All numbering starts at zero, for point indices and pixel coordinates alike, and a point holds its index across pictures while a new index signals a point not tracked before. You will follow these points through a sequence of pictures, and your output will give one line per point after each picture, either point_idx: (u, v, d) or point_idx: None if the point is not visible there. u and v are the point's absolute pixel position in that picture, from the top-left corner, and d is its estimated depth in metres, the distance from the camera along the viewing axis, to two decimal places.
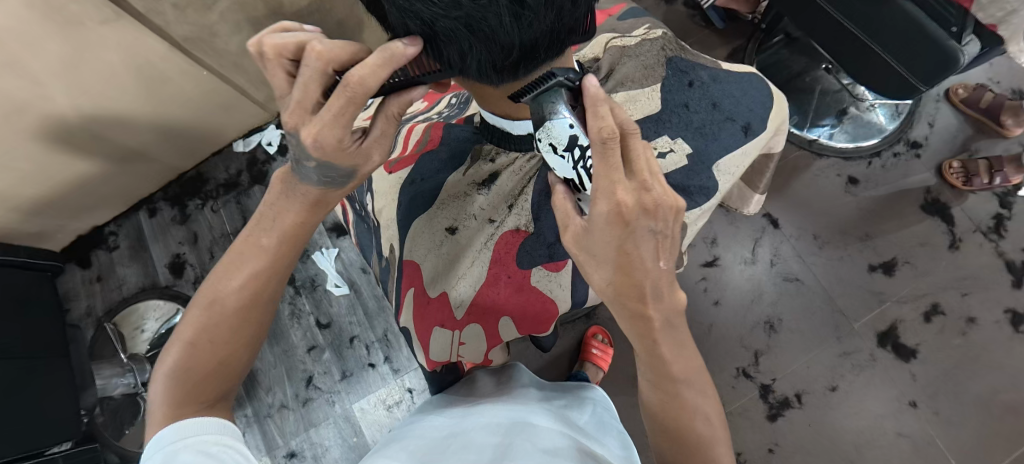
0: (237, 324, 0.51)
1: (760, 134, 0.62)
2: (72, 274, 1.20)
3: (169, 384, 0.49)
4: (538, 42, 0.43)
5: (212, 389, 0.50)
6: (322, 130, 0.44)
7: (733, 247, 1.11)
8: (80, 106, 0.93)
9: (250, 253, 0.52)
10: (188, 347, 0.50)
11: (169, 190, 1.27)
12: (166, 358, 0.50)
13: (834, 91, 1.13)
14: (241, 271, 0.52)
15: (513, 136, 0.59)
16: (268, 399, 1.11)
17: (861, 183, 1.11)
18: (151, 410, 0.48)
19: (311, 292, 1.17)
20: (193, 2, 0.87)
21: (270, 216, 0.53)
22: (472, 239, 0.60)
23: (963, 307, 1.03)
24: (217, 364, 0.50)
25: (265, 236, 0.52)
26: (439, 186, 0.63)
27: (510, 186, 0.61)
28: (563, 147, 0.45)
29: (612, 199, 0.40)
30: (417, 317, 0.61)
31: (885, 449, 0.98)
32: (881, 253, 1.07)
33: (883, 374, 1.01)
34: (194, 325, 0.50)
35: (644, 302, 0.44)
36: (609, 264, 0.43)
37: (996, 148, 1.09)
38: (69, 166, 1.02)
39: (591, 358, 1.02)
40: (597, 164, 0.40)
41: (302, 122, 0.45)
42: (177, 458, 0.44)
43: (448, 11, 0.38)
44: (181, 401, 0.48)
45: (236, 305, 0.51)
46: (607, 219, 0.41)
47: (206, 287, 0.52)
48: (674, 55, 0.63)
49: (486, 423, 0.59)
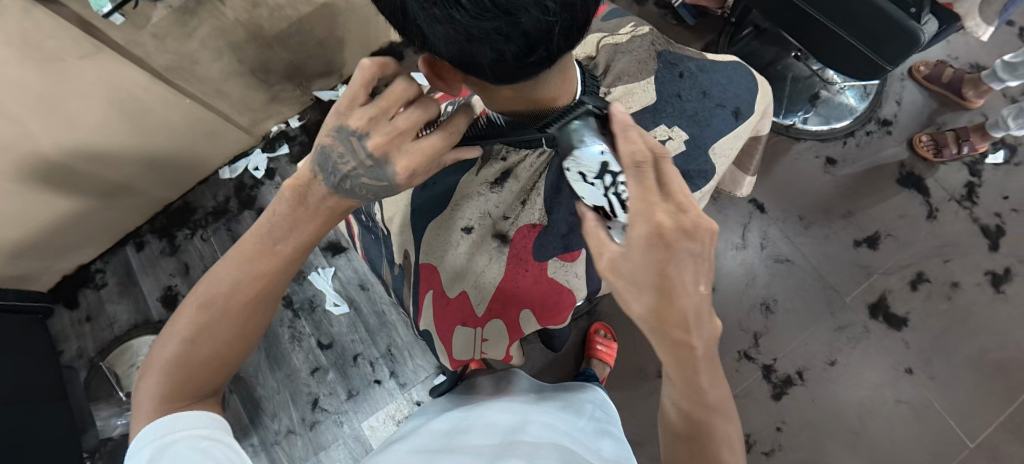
0: (239, 323, 0.51)
1: (749, 118, 0.65)
2: (61, 316, 1.17)
3: (162, 378, 0.48)
4: (558, 52, 0.43)
5: (204, 385, 0.50)
6: (416, 160, 0.50)
7: (723, 233, 1.13)
8: (62, 144, 0.91)
9: (264, 258, 0.52)
10: (188, 342, 0.50)
11: (156, 222, 1.25)
12: (159, 352, 0.50)
13: (805, 77, 1.17)
14: (249, 276, 0.51)
15: (523, 134, 0.57)
16: (274, 426, 1.10)
17: (839, 162, 1.16)
18: (139, 397, 0.48)
19: (310, 314, 1.16)
20: (172, 31, 0.88)
21: (284, 224, 0.52)
22: (491, 235, 0.62)
23: (946, 273, 1.07)
24: (216, 361, 0.51)
25: (283, 243, 0.52)
26: (452, 189, 0.63)
27: (523, 182, 0.61)
28: (593, 175, 0.52)
29: (651, 220, 0.43)
30: (438, 317, 0.64)
31: (888, 417, 1.01)
32: (864, 228, 1.11)
33: (878, 344, 1.05)
34: (192, 324, 0.50)
35: (688, 331, 0.43)
36: (650, 289, 0.43)
37: (960, 120, 1.15)
38: (51, 205, 1.00)
39: (596, 354, 1.04)
40: (636, 185, 0.45)
41: (395, 149, 0.50)
42: (170, 450, 0.44)
43: (483, 20, 0.37)
44: (171, 395, 0.48)
45: (241, 306, 0.51)
46: (647, 242, 0.43)
47: (208, 285, 0.51)
48: (664, 49, 0.65)
49: (476, 421, 0.60)
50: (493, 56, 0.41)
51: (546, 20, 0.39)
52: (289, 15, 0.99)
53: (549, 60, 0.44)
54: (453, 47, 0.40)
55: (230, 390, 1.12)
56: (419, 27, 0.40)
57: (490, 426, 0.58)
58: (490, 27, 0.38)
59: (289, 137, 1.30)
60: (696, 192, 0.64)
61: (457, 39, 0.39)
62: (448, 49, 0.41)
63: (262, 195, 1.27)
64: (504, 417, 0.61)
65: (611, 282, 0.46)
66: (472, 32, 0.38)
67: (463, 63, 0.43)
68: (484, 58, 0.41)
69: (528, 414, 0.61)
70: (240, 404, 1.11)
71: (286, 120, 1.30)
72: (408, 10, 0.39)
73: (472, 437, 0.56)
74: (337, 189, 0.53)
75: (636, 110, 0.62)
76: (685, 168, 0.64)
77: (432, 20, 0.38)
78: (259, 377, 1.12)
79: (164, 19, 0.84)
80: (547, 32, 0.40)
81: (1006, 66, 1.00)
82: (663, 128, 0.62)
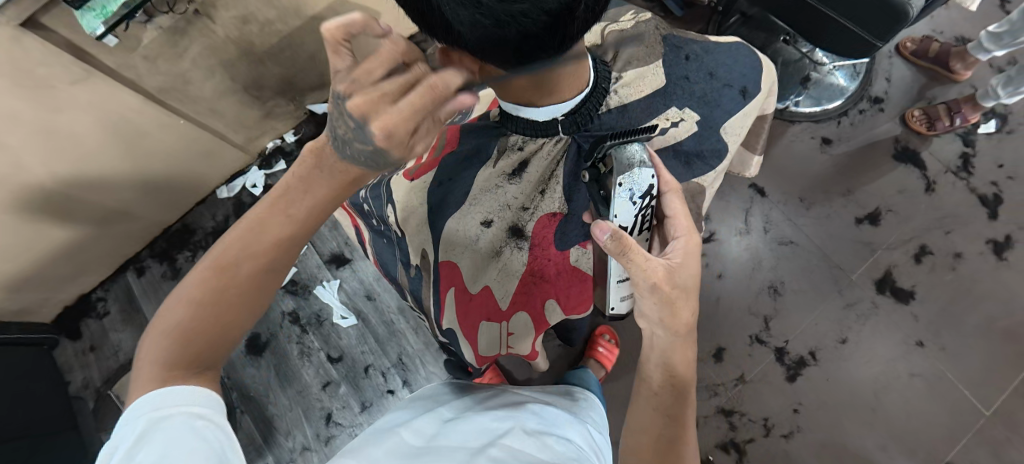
0: (247, 288, 0.49)
1: (756, 96, 0.65)
2: (65, 347, 1.16)
3: (166, 342, 0.47)
4: (574, 33, 0.43)
5: (204, 352, 0.48)
6: (397, 121, 0.44)
7: (726, 220, 1.14)
8: (58, 173, 0.91)
9: (277, 221, 0.50)
10: (194, 306, 0.48)
11: (155, 246, 1.23)
12: (165, 315, 0.48)
13: (795, 60, 1.17)
14: (261, 240, 0.50)
15: (533, 123, 0.60)
16: (288, 444, 1.08)
17: (834, 141, 1.17)
18: (141, 362, 0.47)
19: (318, 329, 1.15)
20: (164, 53, 0.87)
21: (298, 188, 0.51)
22: (513, 227, 0.62)
23: (948, 244, 1.08)
24: (220, 329, 0.48)
25: (295, 205, 0.51)
26: (469, 183, 0.63)
27: (540, 171, 0.61)
28: (639, 195, 0.54)
29: (691, 234, 0.55)
30: (461, 314, 0.65)
31: (902, 391, 1.02)
32: (864, 205, 1.12)
33: (887, 320, 1.06)
34: (200, 286, 0.48)
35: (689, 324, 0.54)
36: (692, 292, 0.54)
37: (950, 93, 1.17)
38: (48, 235, 0.99)
39: (596, 356, 1.03)
40: (682, 206, 0.55)
41: (373, 110, 0.44)
42: (164, 425, 0.42)
43: (511, 3, 0.37)
44: (174, 361, 0.46)
45: (251, 270, 0.49)
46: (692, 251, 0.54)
47: (220, 248, 0.50)
48: (668, 33, 0.66)
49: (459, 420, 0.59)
50: (518, 38, 0.41)
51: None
52: (279, 29, 0.98)
53: (567, 40, 0.44)
54: (477, 33, 0.40)
55: (240, 409, 1.11)
56: (440, 13, 0.40)
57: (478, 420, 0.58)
58: (517, 9, 0.38)
59: (286, 152, 1.30)
60: (712, 172, 0.65)
61: (481, 23, 0.39)
62: (471, 35, 0.40)
63: None
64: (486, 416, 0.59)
65: (666, 292, 0.51)
66: (499, 15, 0.38)
67: (481, 49, 0.42)
68: (509, 42, 0.41)
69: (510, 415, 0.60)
70: (254, 423, 1.09)
71: (281, 135, 1.29)
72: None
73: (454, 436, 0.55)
74: (346, 155, 0.50)
75: (649, 92, 0.62)
76: (697, 148, 0.64)
77: (456, 5, 0.38)
78: (270, 396, 1.11)
79: (155, 40, 0.84)
80: (569, 11, 0.40)
81: (991, 36, 1.01)
82: (674, 110, 0.62)
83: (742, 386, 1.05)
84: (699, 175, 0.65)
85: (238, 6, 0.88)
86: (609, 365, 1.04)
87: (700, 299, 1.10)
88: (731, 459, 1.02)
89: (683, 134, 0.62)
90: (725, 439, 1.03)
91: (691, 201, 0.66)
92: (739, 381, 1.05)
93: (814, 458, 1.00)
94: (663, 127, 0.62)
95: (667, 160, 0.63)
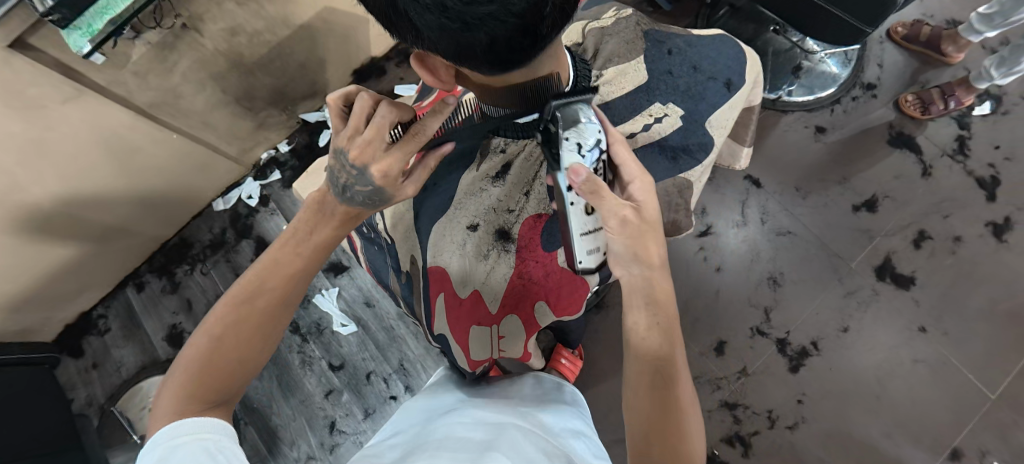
0: (262, 322, 0.51)
1: (741, 87, 0.65)
2: (67, 366, 1.16)
3: (184, 378, 0.47)
4: (549, 30, 0.43)
5: (220, 387, 0.48)
6: (391, 161, 0.50)
7: (722, 213, 1.13)
8: (53, 192, 0.91)
9: (289, 258, 0.53)
10: (212, 342, 0.49)
11: (154, 261, 1.24)
12: (184, 354, 0.49)
13: (785, 50, 1.18)
14: (274, 276, 0.52)
15: (509, 128, 0.60)
16: (293, 453, 1.08)
17: (828, 130, 1.16)
18: (160, 401, 0.47)
19: (319, 337, 1.15)
20: (153, 68, 0.87)
21: (306, 229, 0.55)
22: (499, 230, 0.62)
23: (947, 228, 1.08)
24: (237, 362, 0.49)
25: (307, 242, 0.54)
26: (454, 187, 0.64)
27: (523, 173, 0.63)
28: (588, 147, 0.52)
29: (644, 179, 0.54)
30: (453, 320, 0.62)
31: (907, 378, 1.01)
32: (861, 193, 1.12)
33: (888, 306, 1.05)
34: (217, 322, 0.50)
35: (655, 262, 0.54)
36: (652, 232, 0.53)
37: (943, 76, 1.16)
38: (47, 254, 0.99)
39: (557, 367, 0.98)
40: (628, 151, 0.55)
41: (370, 156, 0.50)
42: (177, 453, 0.42)
43: (477, 6, 0.37)
44: (191, 395, 0.47)
45: (265, 304, 0.51)
46: (646, 193, 0.54)
47: (236, 287, 0.52)
48: (650, 28, 0.67)
49: (462, 416, 0.59)
50: (489, 41, 0.40)
51: None
52: (268, 40, 0.99)
53: (544, 39, 0.43)
54: (446, 37, 0.40)
55: (244, 421, 1.11)
56: (409, 18, 0.40)
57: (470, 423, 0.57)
58: (483, 12, 0.37)
59: (280, 162, 1.29)
60: (699, 166, 0.64)
61: (449, 27, 0.39)
62: (441, 39, 0.40)
63: (258, 223, 1.26)
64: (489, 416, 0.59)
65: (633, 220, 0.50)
66: (466, 19, 0.38)
67: (454, 53, 0.42)
68: (480, 44, 0.41)
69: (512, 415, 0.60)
70: (258, 436, 1.09)
71: (275, 146, 1.29)
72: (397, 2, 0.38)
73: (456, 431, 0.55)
74: (346, 199, 0.53)
75: (629, 89, 0.63)
76: (684, 143, 0.63)
77: (422, 9, 0.38)
78: (274, 406, 1.11)
79: (144, 56, 0.84)
80: (539, 9, 0.39)
81: (981, 18, 1.01)
82: (658, 106, 0.63)
83: (745, 379, 1.04)
84: (684, 170, 0.63)
85: (226, 18, 0.88)
86: (571, 377, 0.99)
87: (700, 293, 1.09)
88: (737, 453, 1.01)
89: (664, 130, 0.62)
90: (730, 433, 1.02)
91: (677, 194, 0.63)
92: (741, 374, 1.04)
93: (820, 448, 0.99)
94: (646, 124, 0.62)
95: (652, 155, 0.62)
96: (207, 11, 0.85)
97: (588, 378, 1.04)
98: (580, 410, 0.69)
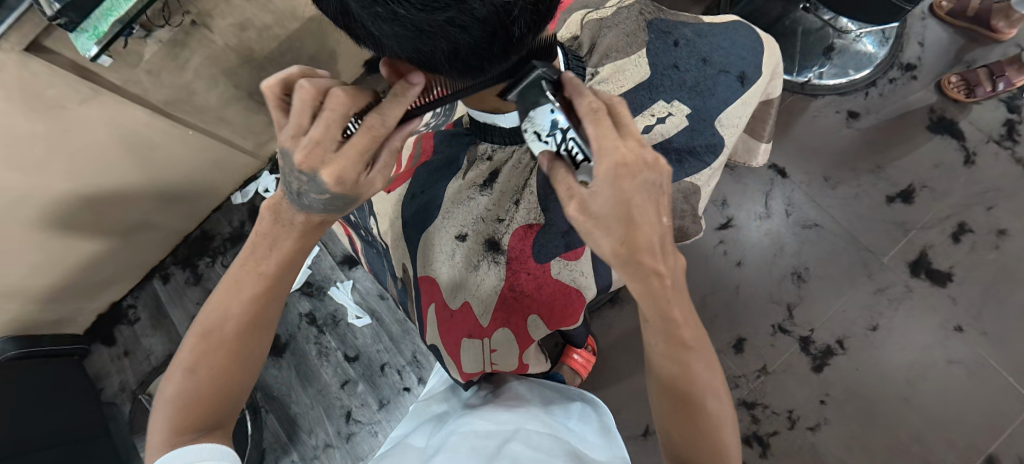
0: (236, 349, 0.52)
1: (756, 81, 0.63)
2: (99, 354, 1.21)
3: (171, 412, 0.50)
4: (517, 38, 0.42)
5: (208, 415, 0.51)
6: (343, 166, 0.45)
7: (745, 205, 1.08)
8: (78, 189, 0.92)
9: (251, 279, 0.53)
10: (189, 376, 0.51)
11: (178, 253, 1.27)
12: (165, 389, 0.51)
13: (816, 29, 1.09)
14: (238, 299, 0.53)
15: (495, 128, 0.62)
16: (312, 441, 1.11)
17: (861, 115, 1.09)
18: (152, 434, 0.50)
19: (334, 329, 1.17)
20: (166, 65, 0.87)
21: (264, 245, 0.53)
22: (488, 241, 0.61)
23: (991, 220, 1.01)
24: (218, 390, 0.52)
25: (265, 262, 0.53)
26: (441, 195, 0.64)
27: (512, 181, 0.62)
28: (546, 133, 0.49)
29: (615, 156, 0.42)
30: (444, 331, 0.62)
31: (940, 380, 0.96)
32: (897, 182, 1.05)
33: (922, 303, 0.99)
34: (192, 353, 0.51)
35: (655, 257, 0.43)
36: (615, 221, 0.42)
37: (992, 55, 1.08)
38: (77, 248, 1.02)
39: (569, 362, 0.98)
40: (592, 130, 0.44)
41: (319, 161, 0.45)
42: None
43: (434, 13, 0.37)
44: (178, 429, 0.49)
45: (235, 330, 0.52)
46: (615, 174, 0.42)
47: (202, 317, 0.53)
48: (654, 17, 0.64)
49: (468, 418, 0.60)
50: (449, 47, 0.40)
51: (501, 4, 0.38)
52: (277, 33, 0.98)
53: (514, 47, 0.43)
54: (404, 43, 0.40)
55: (265, 409, 1.14)
56: (365, 26, 0.40)
57: (468, 434, 0.55)
58: (441, 19, 0.37)
59: None
60: (707, 169, 0.61)
61: (406, 35, 0.39)
62: (401, 47, 0.40)
63: None
64: (494, 412, 0.60)
65: (581, 222, 0.44)
66: (421, 26, 0.38)
67: (417, 58, 0.42)
68: (440, 51, 0.41)
69: (520, 409, 0.60)
70: (277, 420, 1.12)
71: None
72: (352, 10, 0.39)
73: (454, 445, 0.53)
74: (304, 205, 0.49)
75: (629, 86, 0.62)
76: (690, 144, 0.61)
77: (375, 17, 0.38)
78: (293, 395, 1.14)
79: (156, 54, 0.84)
80: (502, 15, 0.39)
81: None
82: (661, 104, 0.61)
83: (765, 378, 1.00)
84: (691, 173, 0.60)
85: (234, 13, 0.87)
86: (585, 372, 0.99)
87: (718, 288, 1.05)
88: (755, 453, 0.98)
89: (670, 130, 0.60)
90: (748, 432, 0.99)
91: (682, 200, 0.60)
92: (761, 372, 1.01)
93: (843, 451, 0.96)
94: (647, 125, 0.60)
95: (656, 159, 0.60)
96: (216, 6, 0.84)
97: (600, 374, 1.03)
98: (592, 401, 0.67)
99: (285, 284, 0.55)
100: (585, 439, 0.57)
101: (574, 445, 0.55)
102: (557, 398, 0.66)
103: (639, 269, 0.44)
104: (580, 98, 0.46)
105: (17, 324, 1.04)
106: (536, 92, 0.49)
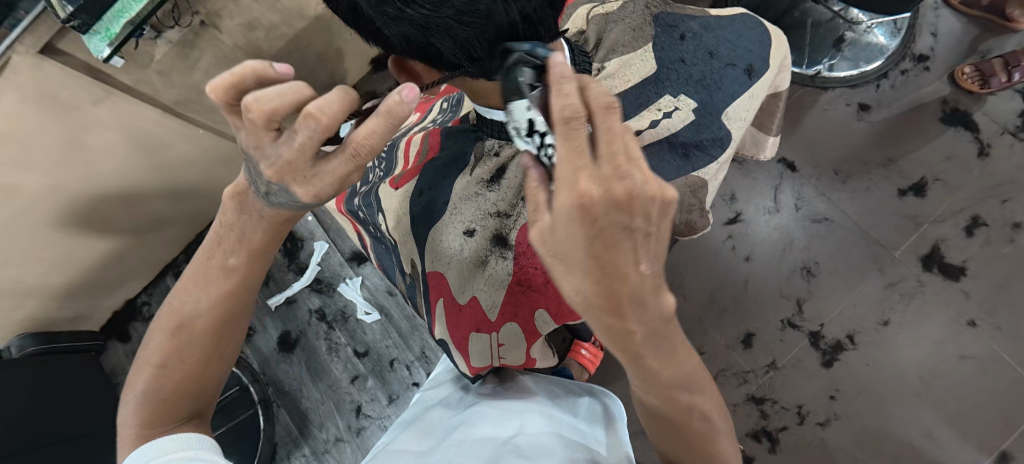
0: (207, 345, 0.54)
1: (764, 74, 0.62)
2: (115, 350, 1.24)
3: (140, 406, 0.52)
4: (524, 32, 0.42)
5: (180, 406, 0.53)
6: (320, 185, 0.44)
7: (754, 199, 1.08)
8: (92, 189, 0.93)
9: (216, 273, 0.53)
10: (159, 369, 0.53)
11: (191, 251, 1.29)
12: (136, 380, 0.54)
13: (826, 20, 1.08)
14: (206, 293, 0.53)
15: (488, 120, 0.62)
16: (322, 435, 1.12)
17: (873, 108, 1.08)
18: (123, 426, 0.52)
19: (344, 325, 1.18)
20: (176, 66, 0.88)
21: (232, 238, 0.52)
22: (495, 236, 0.61)
23: (1005, 213, 0.99)
24: (190, 383, 0.54)
25: (229, 256, 0.52)
26: (447, 192, 0.65)
27: (519, 176, 0.62)
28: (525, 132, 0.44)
29: (574, 189, 0.35)
30: (453, 326, 0.64)
31: (951, 375, 0.95)
32: (909, 175, 1.04)
33: (934, 298, 0.98)
34: (163, 347, 0.53)
35: (624, 316, 0.38)
36: (580, 268, 0.37)
37: (1008, 44, 1.06)
38: (92, 247, 1.04)
39: (577, 357, 0.98)
40: (558, 148, 0.36)
41: (291, 178, 0.44)
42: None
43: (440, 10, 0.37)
44: (149, 421, 0.51)
45: (204, 326, 0.54)
46: (572, 214, 0.35)
47: (170, 311, 0.54)
48: (659, 11, 0.64)
49: (478, 408, 0.61)
50: (457, 43, 0.41)
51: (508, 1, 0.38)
52: (285, 32, 0.98)
53: None
54: (412, 41, 0.40)
55: (277, 403, 1.15)
56: (372, 23, 0.40)
57: (476, 430, 0.55)
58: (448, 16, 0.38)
59: None
60: (714, 163, 0.61)
61: (414, 34, 0.40)
62: (408, 44, 0.41)
63: None
64: (505, 404, 0.60)
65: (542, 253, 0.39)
66: (429, 23, 0.38)
67: (424, 57, 0.43)
68: (448, 47, 0.41)
69: (531, 403, 0.61)
70: (286, 413, 1.14)
71: None
72: (359, 7, 0.39)
73: (462, 441, 0.54)
74: (274, 204, 0.47)
75: (636, 81, 0.61)
76: (696, 138, 0.61)
77: (382, 14, 0.38)
78: (303, 390, 1.15)
79: (166, 55, 0.85)
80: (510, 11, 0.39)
81: None
82: (668, 99, 0.61)
83: (774, 373, 1.00)
84: (699, 167, 0.60)
85: (242, 13, 0.88)
86: (593, 368, 0.99)
87: (727, 283, 1.05)
88: (763, 448, 0.98)
89: (677, 124, 0.60)
90: (756, 427, 0.98)
91: (691, 195, 0.60)
92: (770, 367, 1.00)
93: (853, 447, 0.95)
94: (654, 119, 0.60)
95: (663, 152, 0.60)
96: (224, 6, 0.84)
97: (608, 370, 1.03)
98: (601, 399, 0.67)
99: (256, 278, 0.55)
100: (593, 437, 0.58)
101: (583, 442, 0.55)
102: (565, 394, 0.66)
103: (607, 321, 0.39)
104: (552, 104, 0.37)
105: (34, 320, 1.06)
106: (517, 80, 0.41)
